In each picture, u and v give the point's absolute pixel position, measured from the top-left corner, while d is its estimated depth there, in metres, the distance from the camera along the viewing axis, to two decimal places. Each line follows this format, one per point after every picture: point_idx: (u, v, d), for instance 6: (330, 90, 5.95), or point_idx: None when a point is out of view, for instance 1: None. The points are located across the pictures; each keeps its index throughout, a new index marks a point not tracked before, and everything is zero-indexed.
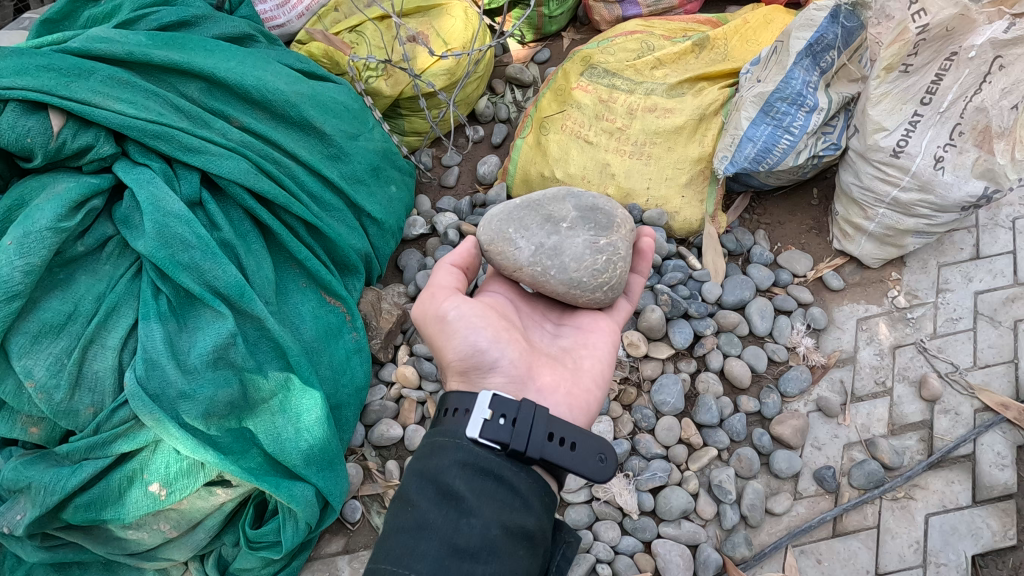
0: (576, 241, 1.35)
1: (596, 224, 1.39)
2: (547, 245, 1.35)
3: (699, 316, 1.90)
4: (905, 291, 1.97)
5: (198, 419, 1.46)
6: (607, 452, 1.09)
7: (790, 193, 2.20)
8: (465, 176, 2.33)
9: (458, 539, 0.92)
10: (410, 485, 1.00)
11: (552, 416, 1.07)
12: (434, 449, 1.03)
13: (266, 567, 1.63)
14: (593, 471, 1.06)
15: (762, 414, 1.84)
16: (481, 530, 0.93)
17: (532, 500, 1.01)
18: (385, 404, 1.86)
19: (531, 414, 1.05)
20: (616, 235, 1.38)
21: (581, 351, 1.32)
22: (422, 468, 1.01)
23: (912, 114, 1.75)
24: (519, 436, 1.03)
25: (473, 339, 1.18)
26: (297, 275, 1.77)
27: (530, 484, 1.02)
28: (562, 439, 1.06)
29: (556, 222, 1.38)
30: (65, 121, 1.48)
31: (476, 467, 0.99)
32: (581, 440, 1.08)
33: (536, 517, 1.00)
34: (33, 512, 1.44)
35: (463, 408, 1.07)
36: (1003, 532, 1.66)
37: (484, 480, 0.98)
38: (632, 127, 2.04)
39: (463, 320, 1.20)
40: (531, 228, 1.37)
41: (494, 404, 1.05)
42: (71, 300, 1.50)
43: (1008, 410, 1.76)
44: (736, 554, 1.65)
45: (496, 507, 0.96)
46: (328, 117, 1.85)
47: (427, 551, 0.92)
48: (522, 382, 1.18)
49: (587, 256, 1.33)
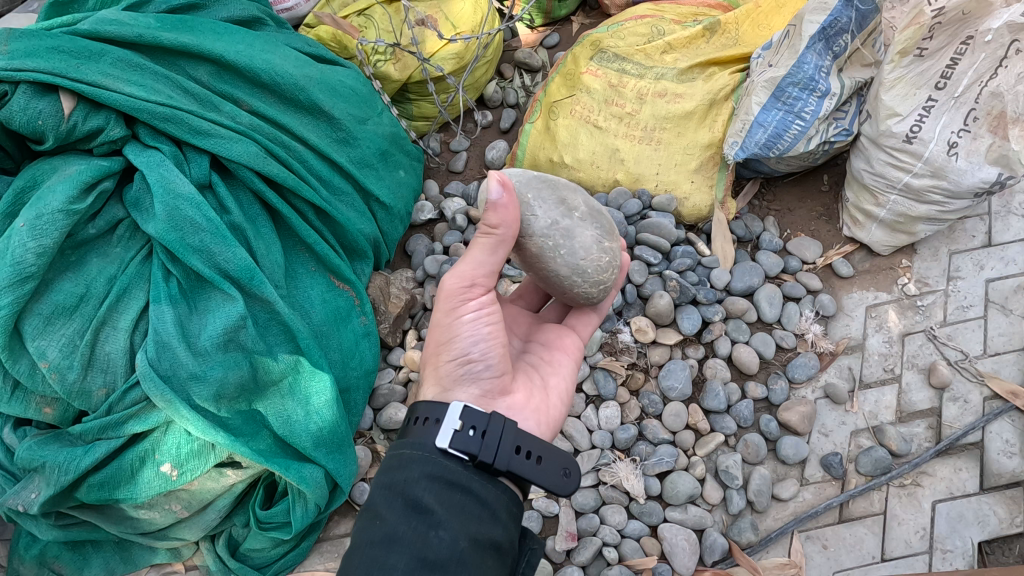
0: (585, 233, 1.32)
1: (603, 225, 1.37)
2: (561, 225, 1.30)
3: (708, 302, 1.89)
4: (915, 279, 1.96)
5: (209, 401, 1.48)
6: (572, 467, 1.06)
7: (800, 179, 2.18)
8: (474, 161, 2.32)
9: (427, 552, 0.90)
10: (377, 498, 0.96)
11: (520, 429, 1.05)
12: (401, 461, 1.00)
13: (276, 548, 1.65)
14: (557, 485, 1.03)
15: (769, 401, 1.85)
16: (450, 543, 0.91)
17: (500, 511, 0.99)
18: (393, 387, 1.87)
19: (500, 427, 1.03)
20: (613, 245, 1.37)
21: (547, 367, 1.32)
22: (389, 481, 0.98)
23: (926, 99, 1.73)
24: (488, 448, 1.00)
25: (471, 346, 1.15)
26: (306, 259, 1.78)
27: (498, 495, 1.00)
28: (530, 453, 1.03)
29: (570, 208, 1.33)
30: (76, 104, 1.49)
31: (445, 480, 0.97)
32: (548, 454, 1.05)
33: (504, 528, 0.99)
34: (47, 491, 1.45)
35: (432, 418, 1.04)
36: (1010, 519, 1.66)
37: (452, 493, 0.96)
38: (642, 112, 2.02)
39: (476, 327, 1.16)
40: (548, 203, 1.31)
41: (464, 414, 1.02)
42: (83, 282, 1.51)
43: (1017, 398, 1.76)
44: (743, 539, 1.66)
45: (465, 520, 0.94)
46: (336, 101, 1.84)
47: (396, 564, 0.89)
48: (490, 397, 1.16)
49: (594, 251, 1.32)
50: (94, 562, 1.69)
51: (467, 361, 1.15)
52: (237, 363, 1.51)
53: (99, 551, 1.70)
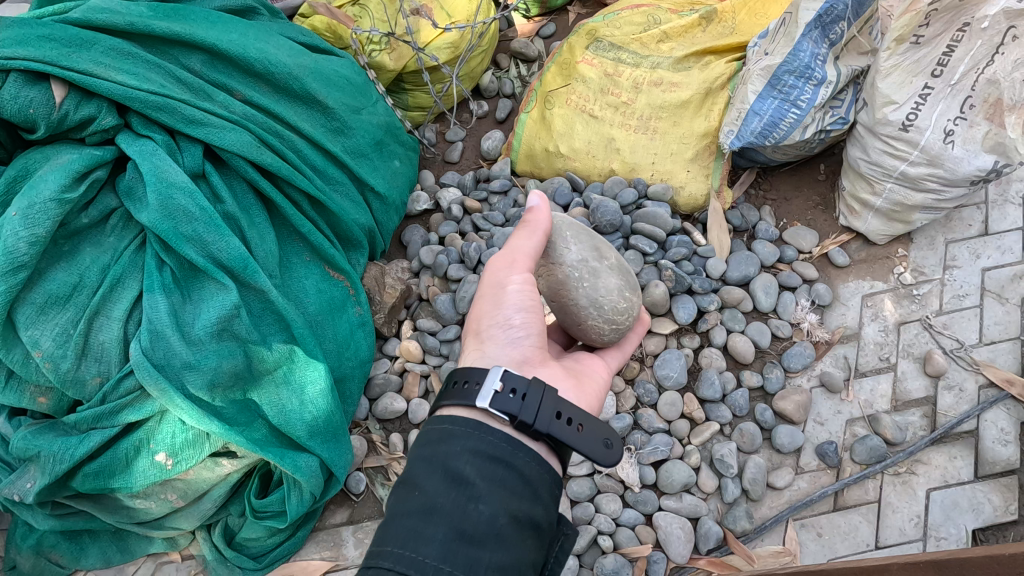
0: (612, 280, 1.35)
1: (628, 280, 1.40)
2: (590, 264, 1.34)
3: (704, 291, 1.88)
4: (911, 268, 1.96)
5: (203, 390, 1.48)
6: (612, 438, 1.05)
7: (797, 168, 2.17)
8: (469, 152, 2.32)
9: (466, 525, 0.86)
10: (416, 469, 0.92)
11: (560, 397, 1.03)
12: (442, 433, 0.96)
13: (272, 537, 1.66)
14: (599, 455, 1.02)
15: (765, 389, 1.84)
16: (489, 517, 0.87)
17: (542, 490, 0.94)
18: (388, 377, 1.87)
19: (541, 392, 1.01)
20: (636, 297, 1.39)
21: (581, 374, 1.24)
22: (429, 453, 0.94)
23: (923, 86, 1.72)
24: (528, 408, 0.98)
25: (512, 314, 1.16)
26: (301, 249, 1.78)
27: (540, 472, 0.95)
28: (570, 420, 1.02)
29: (602, 255, 1.38)
30: (68, 92, 1.48)
31: (488, 455, 0.92)
32: (588, 423, 1.04)
33: (544, 508, 0.94)
34: (43, 479, 1.46)
35: (472, 380, 1.02)
36: (1004, 507, 1.66)
37: (495, 468, 0.92)
38: (638, 101, 2.02)
39: (516, 296, 1.18)
40: (583, 241, 1.35)
41: (505, 377, 1.01)
42: (76, 272, 1.51)
43: (1013, 386, 1.75)
44: (737, 527, 1.66)
45: (506, 495, 0.90)
46: (331, 90, 1.83)
47: (434, 535, 0.84)
48: (530, 363, 1.12)
49: (616, 293, 1.33)
50: (91, 552, 1.70)
51: (508, 325, 1.15)
52: (231, 353, 1.51)
53: (96, 540, 1.71)
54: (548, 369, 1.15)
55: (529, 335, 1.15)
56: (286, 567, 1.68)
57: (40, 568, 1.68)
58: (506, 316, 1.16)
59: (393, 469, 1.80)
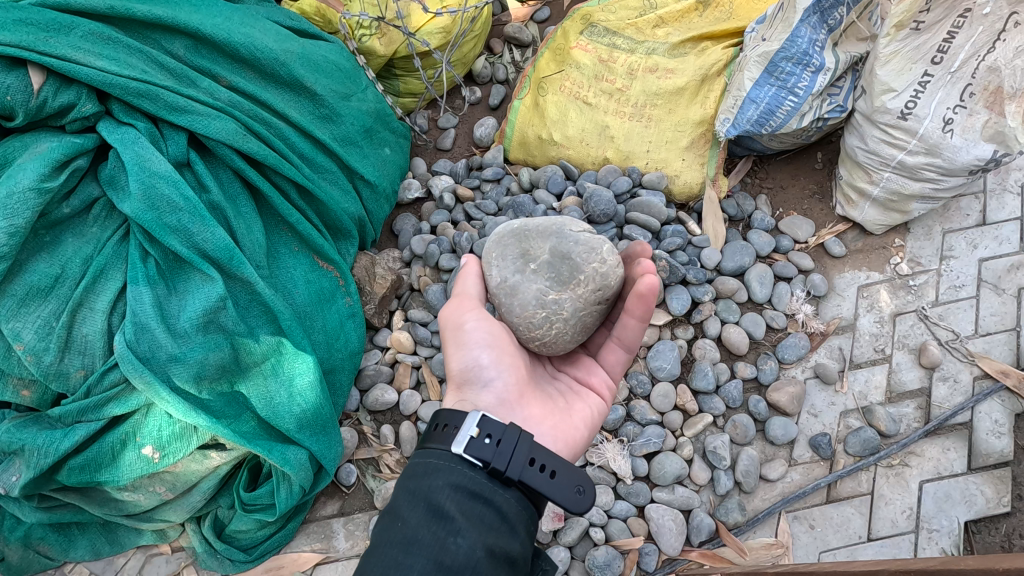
0: (530, 288, 1.26)
1: (558, 276, 1.26)
2: (509, 282, 1.28)
3: (698, 282, 1.86)
4: (908, 259, 1.94)
5: (189, 382, 1.46)
6: (587, 484, 1.01)
7: (794, 156, 2.14)
8: (462, 139, 2.29)
9: (445, 558, 0.88)
10: (400, 500, 0.94)
11: (536, 441, 1.01)
12: (427, 466, 0.97)
13: (262, 529, 1.65)
14: (569, 502, 0.99)
15: (759, 381, 1.83)
16: (466, 551, 0.89)
17: (519, 526, 0.96)
18: (379, 368, 1.85)
19: (516, 438, 0.99)
20: (563, 295, 1.25)
21: (574, 397, 1.30)
22: (413, 484, 0.95)
23: (922, 74, 1.69)
24: (502, 456, 0.97)
25: (479, 354, 1.18)
26: (288, 239, 1.75)
27: (518, 509, 0.97)
28: (544, 466, 1.00)
29: (528, 260, 1.29)
30: (46, 78, 1.44)
31: (468, 490, 0.94)
32: (562, 470, 1.01)
33: (522, 542, 0.96)
34: (28, 473, 1.45)
35: (451, 424, 1.02)
36: (997, 499, 1.65)
37: (474, 503, 0.93)
38: (633, 88, 1.98)
39: (477, 333, 1.21)
40: (506, 258, 1.30)
41: (481, 422, 1.00)
42: (58, 263, 1.49)
43: (1007, 377, 1.74)
44: (730, 519, 1.65)
45: (484, 530, 0.92)
46: (319, 77, 1.79)
47: (413, 566, 0.87)
48: (507, 405, 1.15)
49: (530, 308, 1.25)
50: (80, 544, 1.69)
51: (479, 367, 1.17)
52: (218, 345, 1.49)
53: (85, 532, 1.69)
54: (526, 410, 1.17)
55: (501, 374, 1.18)
56: (277, 559, 1.68)
57: (29, 560, 1.68)
58: (474, 358, 1.18)
59: (384, 461, 1.78)
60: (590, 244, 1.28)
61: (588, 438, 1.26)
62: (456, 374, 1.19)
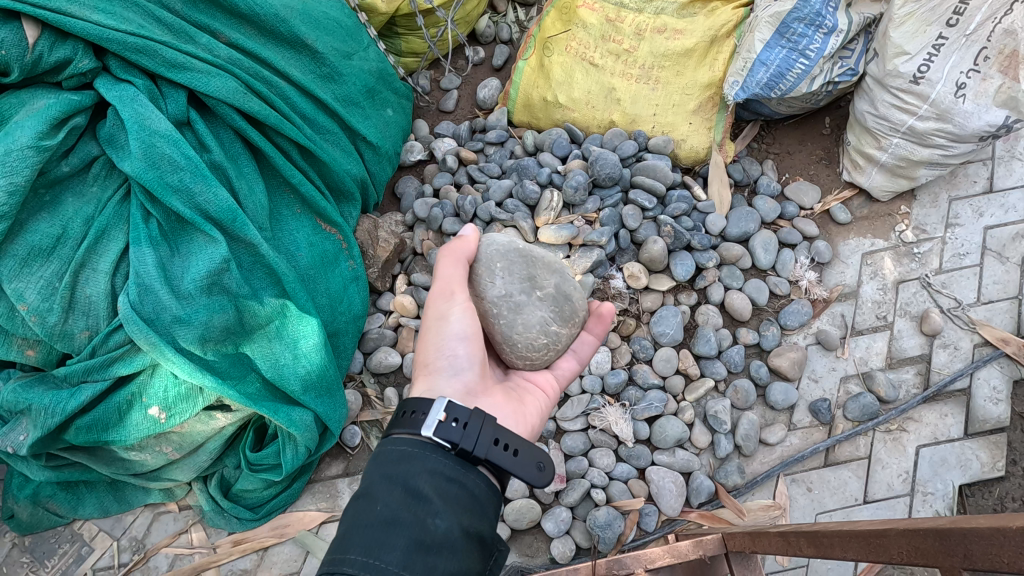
0: (534, 313, 1.30)
1: (558, 310, 1.33)
2: (512, 298, 1.29)
3: (702, 248, 1.84)
4: (913, 226, 1.93)
5: (194, 344, 1.46)
6: (546, 462, 1.04)
7: (801, 121, 2.11)
8: (465, 101, 2.26)
9: (424, 536, 0.85)
10: (375, 484, 0.91)
11: (499, 423, 1.03)
12: (401, 453, 0.95)
13: (268, 488, 1.68)
14: (532, 478, 1.01)
15: (761, 346, 1.84)
16: (445, 529, 0.87)
17: (490, 508, 0.96)
18: (383, 332, 1.85)
19: (481, 421, 1.01)
20: (563, 330, 1.32)
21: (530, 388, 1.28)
22: (389, 470, 0.93)
23: (937, 36, 1.64)
24: (469, 437, 0.98)
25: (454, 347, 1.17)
26: (291, 201, 1.73)
27: (489, 492, 0.97)
28: (507, 444, 1.02)
29: (535, 285, 1.32)
30: (41, 32, 1.39)
31: (444, 474, 0.93)
32: (524, 447, 1.04)
33: (493, 525, 0.96)
34: (35, 432, 1.45)
35: (419, 410, 1.01)
36: (992, 464, 1.68)
37: (450, 485, 0.92)
38: (640, 49, 1.94)
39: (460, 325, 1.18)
40: (513, 273, 1.31)
41: (448, 407, 1.01)
42: (59, 223, 1.47)
43: (1008, 345, 1.76)
44: (729, 481, 1.68)
45: (460, 511, 0.91)
46: (320, 34, 1.75)
47: (395, 544, 0.83)
48: (473, 393, 1.13)
49: (533, 331, 1.29)
50: (89, 501, 1.72)
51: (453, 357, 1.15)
52: (222, 307, 1.49)
53: (93, 490, 1.72)
54: (490, 399, 1.15)
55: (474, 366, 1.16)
56: (283, 517, 1.71)
57: (39, 517, 1.71)
58: (450, 348, 1.16)
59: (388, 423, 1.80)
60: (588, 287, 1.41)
61: (542, 425, 1.25)
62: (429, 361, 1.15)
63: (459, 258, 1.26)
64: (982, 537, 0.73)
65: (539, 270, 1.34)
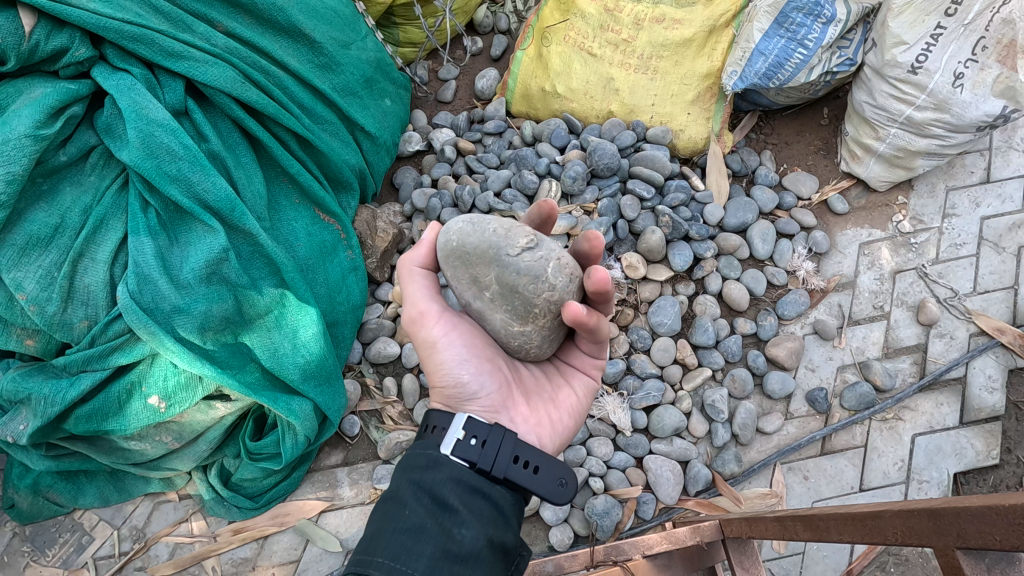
0: (495, 316, 1.15)
1: (514, 307, 1.11)
2: (473, 305, 1.17)
3: (700, 238, 1.85)
4: (910, 216, 1.94)
5: (193, 333, 1.46)
6: (569, 477, 1.01)
7: (800, 112, 2.11)
8: (463, 91, 2.25)
9: (451, 545, 0.86)
10: (402, 490, 0.92)
11: (520, 439, 1.01)
12: (428, 461, 0.97)
13: (268, 478, 1.69)
14: (553, 495, 0.98)
15: (758, 336, 1.85)
16: (471, 539, 0.88)
17: (513, 518, 0.97)
18: (382, 322, 1.86)
19: (500, 438, 1.00)
20: (527, 328, 1.13)
21: (561, 383, 1.25)
22: (416, 477, 0.94)
23: (935, 26, 1.64)
24: (486, 456, 0.98)
25: (460, 371, 1.11)
26: (289, 190, 1.73)
27: (513, 503, 0.98)
28: (527, 462, 0.99)
29: (481, 287, 1.13)
30: (37, 20, 1.39)
31: (470, 484, 0.94)
32: (546, 464, 1.01)
33: (516, 535, 0.96)
34: (35, 422, 1.46)
35: (440, 426, 1.03)
36: (986, 452, 1.70)
37: (476, 496, 0.94)
38: (639, 39, 1.92)
39: (453, 350, 1.13)
40: (459, 281, 1.15)
41: (467, 424, 1.00)
42: (57, 212, 1.47)
43: (1003, 335, 1.77)
44: (726, 470, 1.69)
45: (485, 522, 0.92)
46: (318, 23, 1.74)
47: (422, 552, 0.84)
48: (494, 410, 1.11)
49: (502, 335, 1.17)
50: (89, 491, 1.72)
51: (460, 384, 1.11)
52: (221, 297, 1.49)
53: (92, 480, 1.73)
54: (511, 412, 1.13)
55: (485, 383, 1.12)
56: (283, 507, 1.71)
57: (39, 506, 1.72)
58: (456, 375, 1.11)
59: (388, 412, 1.81)
60: (531, 272, 1.07)
61: (576, 424, 1.24)
62: (440, 391, 1.14)
63: (413, 270, 1.17)
64: (976, 516, 0.74)
65: (475, 269, 1.12)
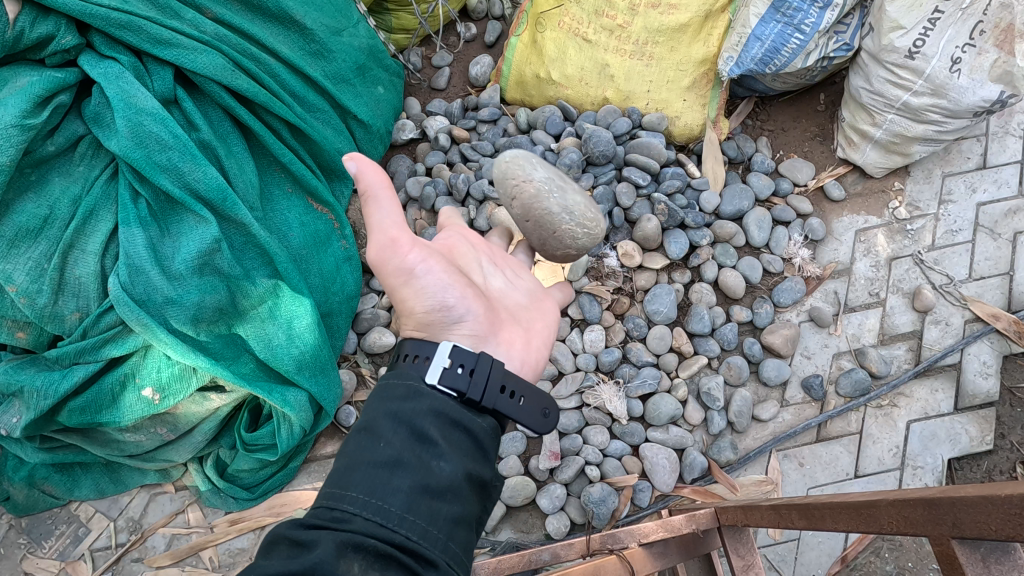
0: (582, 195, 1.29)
1: None
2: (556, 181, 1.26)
3: (697, 226, 1.84)
4: (906, 203, 1.93)
5: (186, 325, 1.45)
6: (550, 408, 1.07)
7: (796, 98, 2.09)
8: (457, 78, 2.23)
9: (429, 479, 0.84)
10: (380, 420, 0.89)
11: (507, 369, 1.03)
12: (407, 390, 0.93)
13: (263, 468, 1.68)
14: (535, 424, 1.04)
15: (754, 324, 1.84)
16: (450, 473, 0.86)
17: (491, 452, 0.96)
18: (376, 312, 1.85)
19: (488, 367, 1.00)
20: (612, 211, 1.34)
21: (537, 311, 1.25)
22: (394, 407, 0.91)
23: (933, 10, 1.63)
24: (476, 386, 0.97)
25: (444, 294, 1.09)
26: (282, 179, 1.72)
27: (491, 438, 0.96)
28: (513, 391, 1.02)
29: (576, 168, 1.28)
30: (22, 7, 1.36)
31: (450, 417, 0.92)
32: (529, 393, 1.04)
33: (493, 469, 0.95)
34: (28, 415, 1.45)
35: (421, 356, 1.00)
36: (980, 437, 1.71)
37: (455, 429, 0.91)
38: (634, 24, 1.87)
39: (432, 275, 1.09)
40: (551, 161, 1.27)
41: (453, 353, 0.99)
42: (46, 203, 1.45)
43: (998, 321, 1.78)
44: (722, 457, 1.70)
45: (464, 455, 0.90)
46: (308, 9, 1.72)
47: (398, 486, 0.83)
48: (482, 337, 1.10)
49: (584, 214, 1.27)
50: (84, 483, 1.72)
51: (446, 307, 1.08)
52: (214, 288, 1.48)
53: (88, 472, 1.72)
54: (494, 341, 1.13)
55: (470, 309, 1.10)
56: (280, 497, 1.71)
57: (35, 498, 1.71)
58: (440, 298, 1.08)
59: None
60: None
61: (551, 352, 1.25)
62: (418, 317, 1.09)
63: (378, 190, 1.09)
64: (971, 505, 0.73)
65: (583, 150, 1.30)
